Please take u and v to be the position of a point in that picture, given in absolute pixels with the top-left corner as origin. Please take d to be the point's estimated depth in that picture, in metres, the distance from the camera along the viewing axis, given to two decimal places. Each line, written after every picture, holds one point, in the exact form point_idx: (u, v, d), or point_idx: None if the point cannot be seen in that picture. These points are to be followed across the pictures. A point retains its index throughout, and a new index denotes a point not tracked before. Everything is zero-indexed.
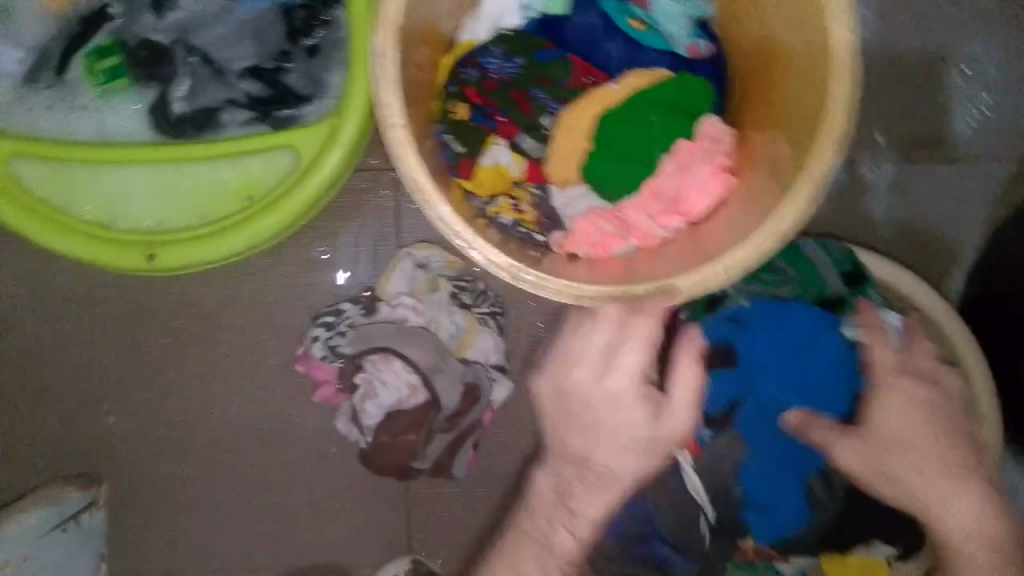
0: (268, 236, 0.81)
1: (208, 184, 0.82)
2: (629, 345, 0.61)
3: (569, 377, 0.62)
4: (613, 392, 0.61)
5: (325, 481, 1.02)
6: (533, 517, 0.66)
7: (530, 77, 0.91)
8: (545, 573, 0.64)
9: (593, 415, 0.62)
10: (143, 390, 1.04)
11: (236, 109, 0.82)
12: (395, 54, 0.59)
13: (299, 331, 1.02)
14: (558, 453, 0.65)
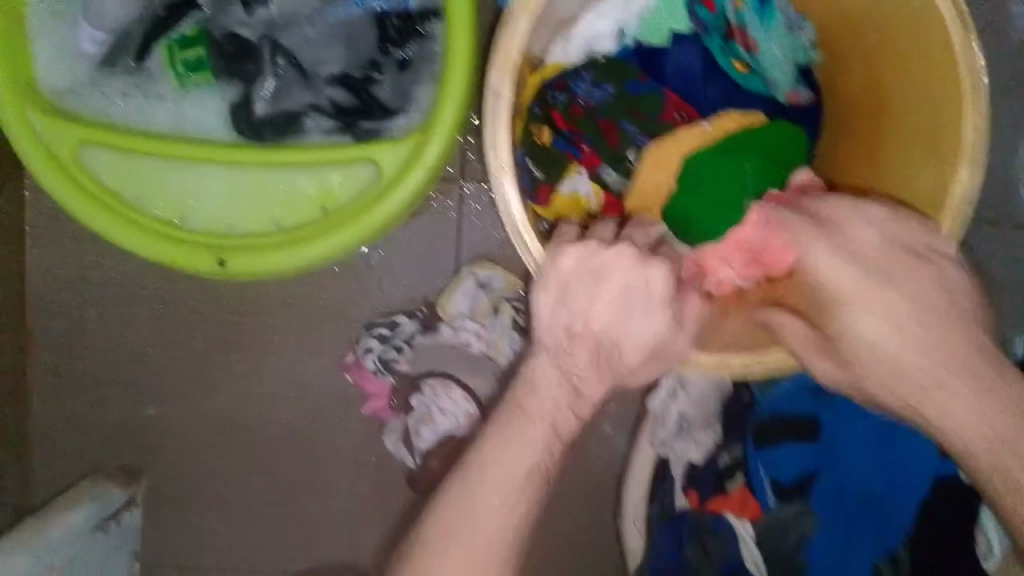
0: (342, 248, 0.78)
1: (283, 190, 0.80)
2: (654, 269, 0.60)
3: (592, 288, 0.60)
4: (636, 278, 0.60)
5: (362, 492, 0.99)
6: (531, 406, 0.63)
7: (621, 108, 0.85)
8: (546, 459, 0.63)
9: (604, 307, 0.60)
10: (186, 382, 1.01)
11: (320, 116, 0.80)
12: (510, 93, 0.62)
13: (351, 336, 0.98)
14: (556, 342, 0.62)
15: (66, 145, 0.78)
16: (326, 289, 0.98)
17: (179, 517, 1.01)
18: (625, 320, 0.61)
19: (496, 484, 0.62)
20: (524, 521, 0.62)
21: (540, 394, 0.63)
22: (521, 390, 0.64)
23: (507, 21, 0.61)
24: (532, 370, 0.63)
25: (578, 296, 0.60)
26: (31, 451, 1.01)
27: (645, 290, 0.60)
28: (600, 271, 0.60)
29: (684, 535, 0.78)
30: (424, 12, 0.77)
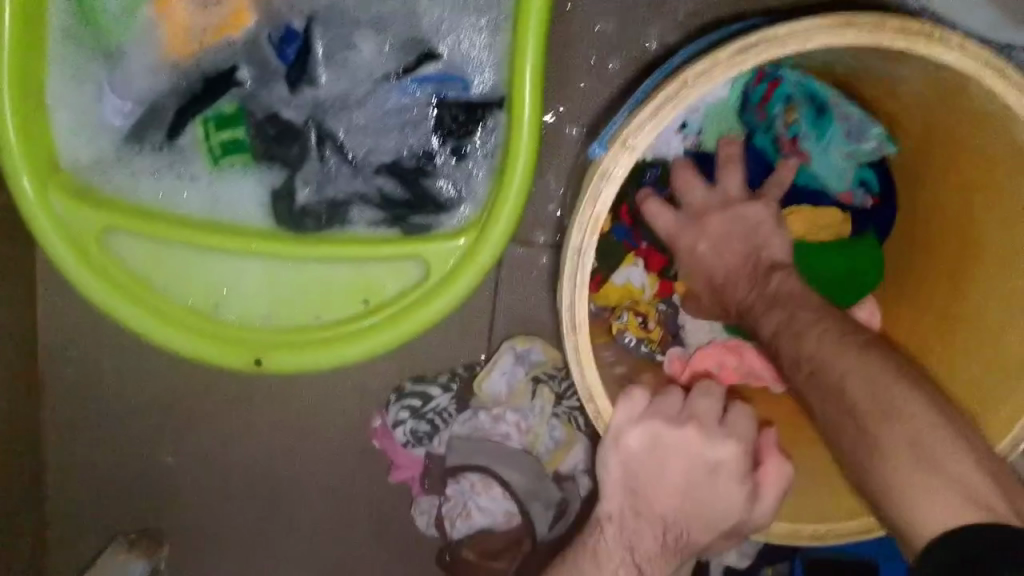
0: (385, 351, 0.74)
1: (324, 282, 0.75)
2: (721, 438, 0.60)
3: (654, 454, 0.60)
4: (704, 461, 0.60)
5: (386, 550, 0.98)
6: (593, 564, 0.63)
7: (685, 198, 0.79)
8: None
9: (668, 477, 0.61)
10: (207, 434, 0.97)
11: (366, 206, 0.74)
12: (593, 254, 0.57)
13: (380, 398, 0.95)
14: (621, 509, 0.63)
15: (89, 232, 0.72)
16: None
17: (202, 567, 0.99)
18: (694, 501, 0.61)
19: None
20: None
21: (604, 558, 0.63)
22: (587, 552, 0.64)
23: (598, 176, 0.56)
24: (600, 537, 0.64)
25: (643, 474, 0.61)
26: (46, 498, 0.98)
27: (713, 473, 0.60)
28: (667, 452, 0.60)
29: None
30: (487, 103, 0.71)
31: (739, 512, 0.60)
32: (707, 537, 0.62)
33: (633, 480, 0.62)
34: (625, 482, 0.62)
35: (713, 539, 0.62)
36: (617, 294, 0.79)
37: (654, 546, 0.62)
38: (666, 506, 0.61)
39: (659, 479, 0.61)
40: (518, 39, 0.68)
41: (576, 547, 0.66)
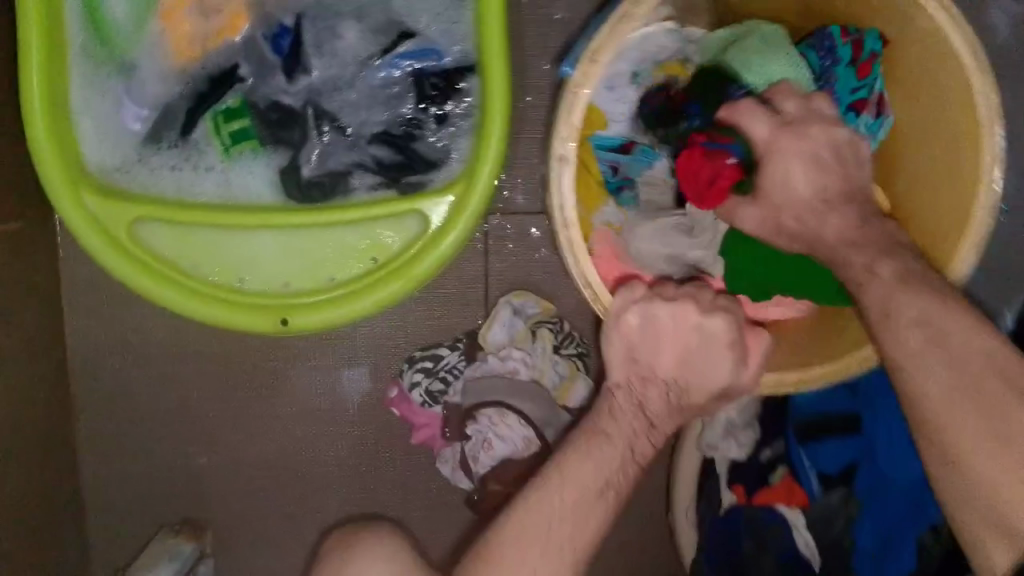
0: (397, 300, 0.82)
1: (335, 247, 0.83)
2: (711, 314, 0.74)
3: (654, 326, 0.75)
4: (700, 331, 0.74)
5: (416, 515, 1.04)
6: (606, 423, 0.76)
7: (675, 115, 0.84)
8: (618, 474, 0.73)
9: (667, 344, 0.75)
10: (234, 430, 1.03)
11: (366, 173, 0.84)
12: (573, 161, 0.70)
13: (393, 372, 1.03)
14: (627, 377, 0.77)
15: (121, 222, 0.80)
16: (374, 326, 1.02)
17: (240, 558, 1.04)
18: (691, 367, 0.75)
19: (573, 494, 0.71)
20: (592, 534, 0.71)
21: (617, 423, 0.75)
22: (601, 418, 0.76)
23: (565, 102, 0.69)
24: (611, 403, 0.77)
25: (647, 344, 0.75)
26: (84, 512, 1.02)
27: (708, 342, 0.75)
28: (665, 324, 0.75)
29: (740, 528, 0.88)
30: (460, 68, 0.82)
31: (728, 378, 0.75)
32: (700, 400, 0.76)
33: (638, 351, 0.76)
34: (629, 356, 0.76)
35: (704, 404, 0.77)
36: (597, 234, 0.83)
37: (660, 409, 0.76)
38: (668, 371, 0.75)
39: (662, 350, 0.75)
40: (482, 7, 0.79)
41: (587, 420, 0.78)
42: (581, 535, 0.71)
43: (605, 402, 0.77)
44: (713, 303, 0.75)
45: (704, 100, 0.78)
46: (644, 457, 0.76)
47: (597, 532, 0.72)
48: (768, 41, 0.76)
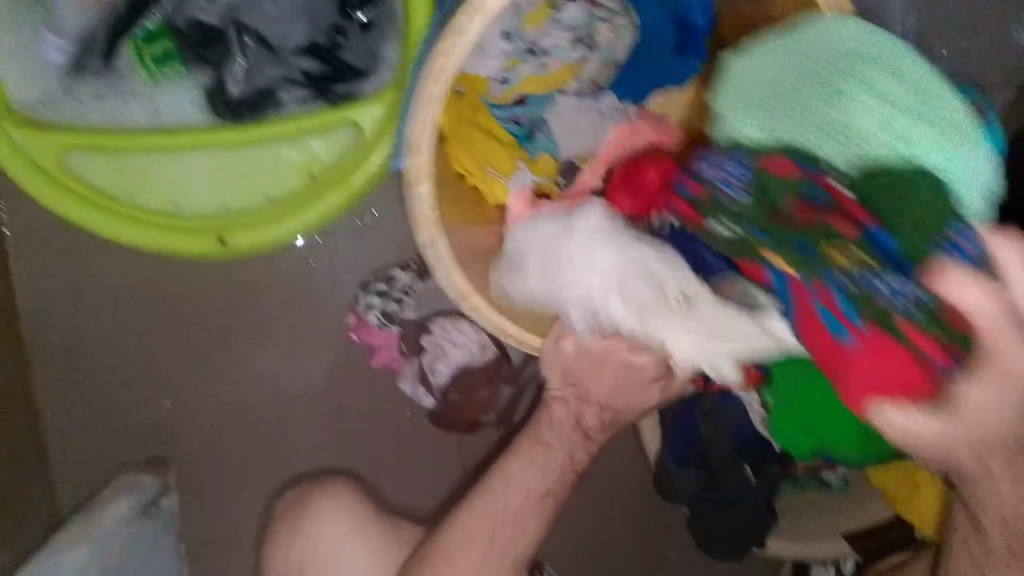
0: (336, 216, 0.82)
1: (271, 165, 0.83)
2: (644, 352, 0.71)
3: (584, 353, 0.74)
4: (628, 368, 0.73)
5: (389, 440, 1.03)
6: (545, 428, 0.79)
7: (762, 199, 0.58)
8: (553, 473, 0.77)
9: (599, 366, 0.74)
10: (196, 370, 1.03)
11: (293, 87, 0.83)
12: (430, 207, 0.74)
13: (350, 299, 1.02)
14: (564, 390, 0.78)
15: (50, 154, 0.79)
16: (327, 257, 1.02)
17: (217, 498, 1.03)
18: (622, 390, 0.75)
19: (516, 498, 0.76)
20: (534, 529, 0.77)
21: (556, 433, 0.79)
22: (540, 424, 0.79)
23: (406, 191, 0.73)
24: (550, 411, 0.80)
25: (584, 366, 0.74)
26: (53, 463, 1.01)
27: (637, 376, 0.74)
28: (595, 355, 0.73)
29: (697, 416, 0.90)
30: None
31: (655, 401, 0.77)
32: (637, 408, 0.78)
33: (574, 371, 0.76)
34: (566, 372, 0.77)
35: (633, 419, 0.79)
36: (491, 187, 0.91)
37: (594, 424, 0.78)
38: (598, 397, 0.76)
39: (597, 376, 0.75)
40: None
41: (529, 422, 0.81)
42: (520, 541, 0.76)
43: (545, 412, 0.80)
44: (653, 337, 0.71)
45: (893, 221, 0.54)
46: (582, 464, 0.79)
47: (539, 523, 0.77)
48: (924, 92, 0.60)
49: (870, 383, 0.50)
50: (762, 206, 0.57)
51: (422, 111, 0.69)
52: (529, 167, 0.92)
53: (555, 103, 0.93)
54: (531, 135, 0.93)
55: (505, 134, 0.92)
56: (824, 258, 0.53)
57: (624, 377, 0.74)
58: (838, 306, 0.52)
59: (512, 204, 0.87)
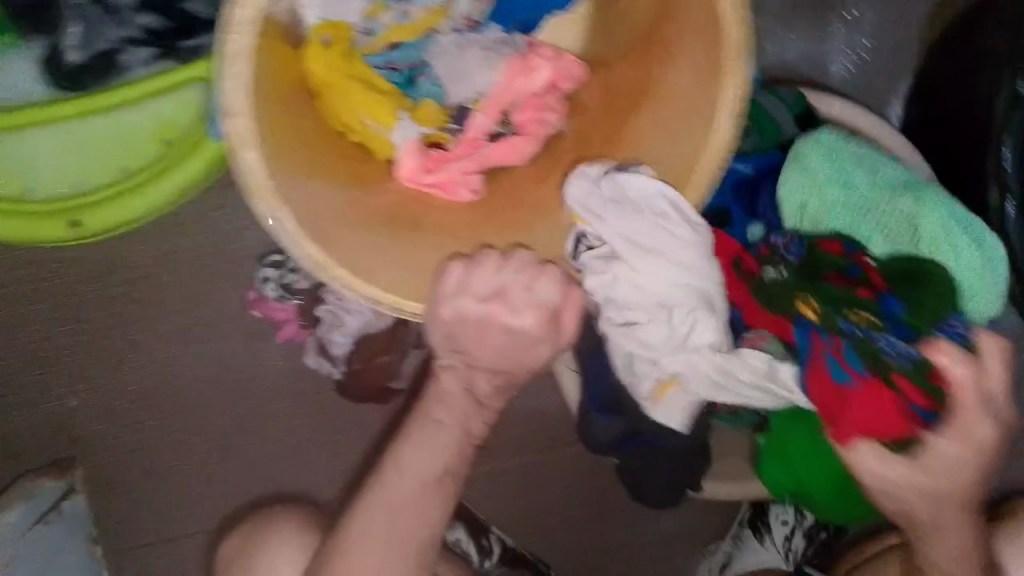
0: (202, 181, 0.75)
1: (123, 135, 0.77)
2: (523, 310, 0.70)
3: (462, 318, 0.70)
4: (512, 331, 0.70)
5: (307, 424, 0.96)
6: (438, 404, 0.75)
7: (810, 268, 0.64)
8: (449, 444, 0.74)
9: (481, 331, 0.71)
10: (99, 363, 0.97)
11: (138, 48, 0.76)
12: (258, 166, 0.61)
13: (249, 276, 0.97)
14: (456, 360, 0.73)
15: None
16: (224, 234, 0.97)
17: (130, 497, 0.96)
18: (511, 354, 0.71)
19: (413, 486, 0.73)
20: (437, 507, 0.74)
21: (447, 406, 0.75)
22: (431, 398, 0.76)
23: (232, 163, 0.61)
24: (441, 385, 0.75)
25: (466, 334, 0.71)
26: None
27: (522, 339, 0.71)
28: (479, 321, 0.70)
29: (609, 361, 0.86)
30: None
31: (547, 360, 0.73)
32: (535, 362, 0.73)
33: (456, 338, 0.71)
34: (451, 341, 0.71)
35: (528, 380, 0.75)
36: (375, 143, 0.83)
37: (488, 391, 0.74)
38: (486, 365, 0.72)
39: (481, 343, 0.71)
40: None
41: (422, 397, 0.77)
42: (421, 524, 0.73)
43: (436, 384, 0.75)
44: (531, 295, 0.70)
45: (907, 296, 0.60)
46: (480, 435, 0.77)
47: (443, 500, 0.74)
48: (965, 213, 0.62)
49: (863, 421, 0.59)
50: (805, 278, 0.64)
51: (234, 65, 0.59)
52: (410, 114, 0.84)
53: (433, 43, 0.88)
54: (413, 81, 0.87)
55: (382, 81, 0.85)
56: (840, 313, 0.61)
57: (507, 337, 0.70)
58: (847, 358, 0.60)
59: (404, 158, 0.81)
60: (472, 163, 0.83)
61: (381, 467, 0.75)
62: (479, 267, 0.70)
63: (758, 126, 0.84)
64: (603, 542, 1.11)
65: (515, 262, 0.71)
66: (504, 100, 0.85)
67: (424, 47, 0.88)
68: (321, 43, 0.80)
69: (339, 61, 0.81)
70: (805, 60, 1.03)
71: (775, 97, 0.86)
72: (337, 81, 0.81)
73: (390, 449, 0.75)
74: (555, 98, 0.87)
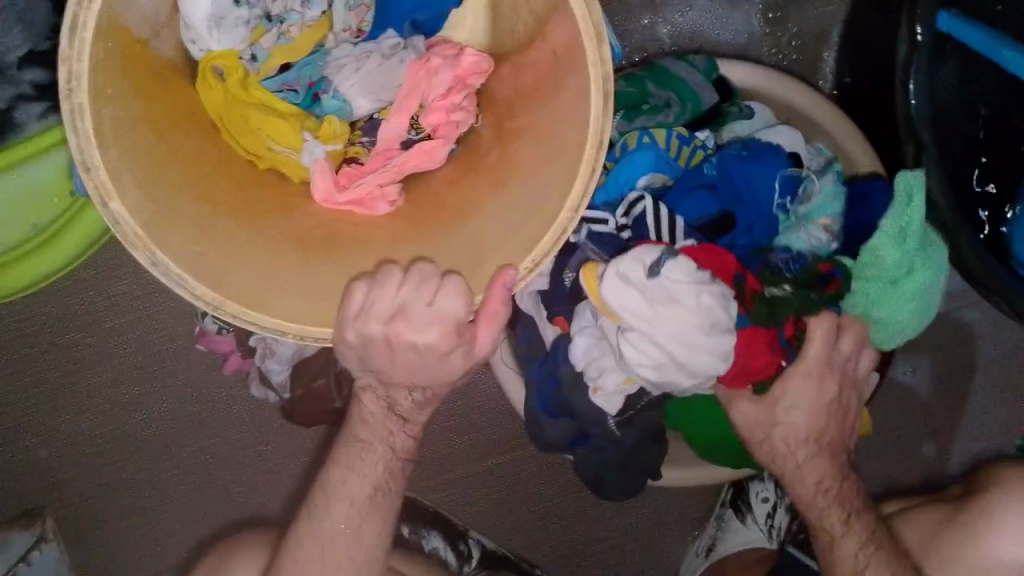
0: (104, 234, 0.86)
1: (28, 191, 0.83)
2: (428, 326, 0.65)
3: (367, 341, 0.65)
4: (418, 347, 0.66)
5: (271, 449, 0.98)
6: (366, 425, 0.74)
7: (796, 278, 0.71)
8: (381, 463, 0.74)
9: (391, 350, 0.67)
10: (54, 414, 0.96)
11: (29, 104, 0.83)
12: (128, 213, 0.59)
13: (191, 309, 0.96)
14: (374, 378, 0.71)
15: None
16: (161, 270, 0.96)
17: (104, 540, 0.97)
18: (421, 368, 0.68)
19: (344, 508, 0.73)
20: (379, 526, 0.74)
21: (372, 426, 0.74)
22: (357, 419, 0.75)
23: (103, 216, 0.59)
24: (363, 406, 0.74)
25: (374, 354, 0.67)
26: None
27: (429, 355, 0.67)
28: (386, 341, 0.66)
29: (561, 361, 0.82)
30: None
31: (461, 370, 0.69)
32: (451, 371, 0.69)
33: (368, 356, 0.67)
34: (363, 361, 0.68)
35: (449, 392, 0.72)
36: (292, 169, 0.79)
37: (408, 405, 0.73)
38: (401, 380, 0.70)
39: (390, 360, 0.67)
40: None
41: (350, 419, 0.76)
42: (361, 548, 0.73)
43: (358, 406, 0.74)
44: (433, 311, 0.64)
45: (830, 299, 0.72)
46: (406, 447, 0.76)
47: (385, 518, 0.74)
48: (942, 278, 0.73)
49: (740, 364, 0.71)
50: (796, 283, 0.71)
51: (82, 122, 0.57)
52: (314, 134, 0.81)
53: (328, 56, 0.85)
54: (316, 99, 0.84)
55: (284, 105, 0.81)
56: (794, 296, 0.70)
57: (417, 351, 0.66)
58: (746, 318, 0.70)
59: (316, 179, 0.76)
60: (386, 177, 0.78)
61: (313, 493, 0.75)
62: (381, 285, 0.64)
63: (679, 95, 0.86)
64: (585, 534, 1.10)
65: (413, 276, 0.65)
66: (412, 106, 0.82)
67: (321, 62, 0.85)
68: (213, 77, 0.76)
69: (238, 91, 0.77)
70: (734, 25, 1.00)
71: (687, 65, 0.88)
72: (231, 112, 0.77)
73: (323, 472, 0.76)
74: (464, 95, 0.81)
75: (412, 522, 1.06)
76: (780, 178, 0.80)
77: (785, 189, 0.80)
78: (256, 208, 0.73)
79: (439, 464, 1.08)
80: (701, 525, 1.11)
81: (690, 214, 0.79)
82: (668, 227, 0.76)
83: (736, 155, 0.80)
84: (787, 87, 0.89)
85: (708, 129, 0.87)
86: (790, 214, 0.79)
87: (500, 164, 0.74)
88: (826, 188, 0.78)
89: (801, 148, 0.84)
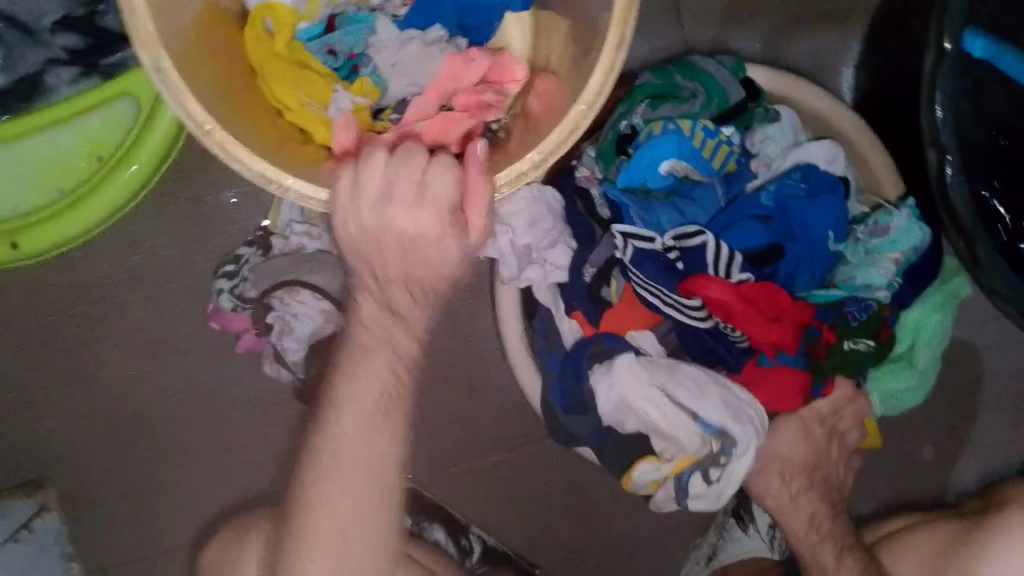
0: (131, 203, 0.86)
1: (57, 155, 0.85)
2: (422, 205, 0.66)
3: (358, 218, 0.67)
4: (411, 232, 0.67)
5: (280, 433, 0.97)
6: (369, 330, 0.74)
7: (868, 329, 0.83)
8: (388, 371, 0.73)
9: (384, 236, 0.68)
10: (62, 385, 0.96)
11: (61, 68, 0.84)
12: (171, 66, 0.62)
13: (205, 288, 0.97)
14: (369, 278, 0.71)
15: None
16: (173, 245, 0.96)
17: (107, 517, 0.96)
18: (417, 262, 0.69)
19: (350, 420, 0.71)
20: (392, 451, 0.72)
21: (372, 330, 0.74)
22: (356, 329, 0.74)
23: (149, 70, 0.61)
24: (359, 310, 0.75)
25: (365, 246, 0.69)
26: None
27: (422, 240, 0.68)
28: (381, 224, 0.67)
29: (584, 359, 0.83)
30: None
31: (456, 258, 0.70)
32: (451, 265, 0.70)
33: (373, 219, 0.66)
34: (356, 250, 0.70)
35: (448, 287, 0.73)
36: (317, 124, 0.81)
37: (407, 303, 0.73)
38: (396, 275, 0.71)
39: (381, 254, 0.70)
40: None
41: (352, 329, 0.76)
42: (363, 470, 0.70)
43: (358, 317, 0.75)
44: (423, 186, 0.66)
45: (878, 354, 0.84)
46: (410, 351, 0.75)
47: (396, 439, 0.73)
48: (926, 377, 0.88)
49: (771, 392, 0.83)
50: (864, 335, 0.83)
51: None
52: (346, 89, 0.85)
53: (374, 35, 0.89)
54: (354, 70, 0.89)
55: (321, 68, 0.86)
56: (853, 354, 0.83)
57: (405, 220, 0.66)
58: (789, 357, 0.82)
59: (339, 132, 0.78)
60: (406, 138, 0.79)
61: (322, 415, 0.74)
62: (369, 165, 0.66)
63: (706, 88, 0.87)
64: (586, 538, 1.10)
65: (401, 154, 0.66)
66: (446, 88, 0.85)
67: (366, 34, 0.89)
68: (263, 30, 0.85)
69: (281, 42, 0.84)
70: (756, 37, 1.02)
71: (716, 62, 0.88)
72: (272, 66, 0.82)
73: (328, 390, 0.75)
74: (495, 96, 0.83)
75: (415, 514, 1.02)
76: (834, 222, 0.84)
77: (838, 231, 0.84)
78: (290, 161, 0.73)
79: (445, 458, 1.08)
80: (701, 533, 1.11)
81: (739, 242, 0.83)
82: (726, 262, 0.80)
83: (796, 191, 0.84)
84: (809, 91, 0.90)
85: (732, 125, 0.87)
86: (863, 247, 0.85)
87: (527, 126, 0.79)
88: (900, 224, 0.84)
89: (838, 163, 0.87)
